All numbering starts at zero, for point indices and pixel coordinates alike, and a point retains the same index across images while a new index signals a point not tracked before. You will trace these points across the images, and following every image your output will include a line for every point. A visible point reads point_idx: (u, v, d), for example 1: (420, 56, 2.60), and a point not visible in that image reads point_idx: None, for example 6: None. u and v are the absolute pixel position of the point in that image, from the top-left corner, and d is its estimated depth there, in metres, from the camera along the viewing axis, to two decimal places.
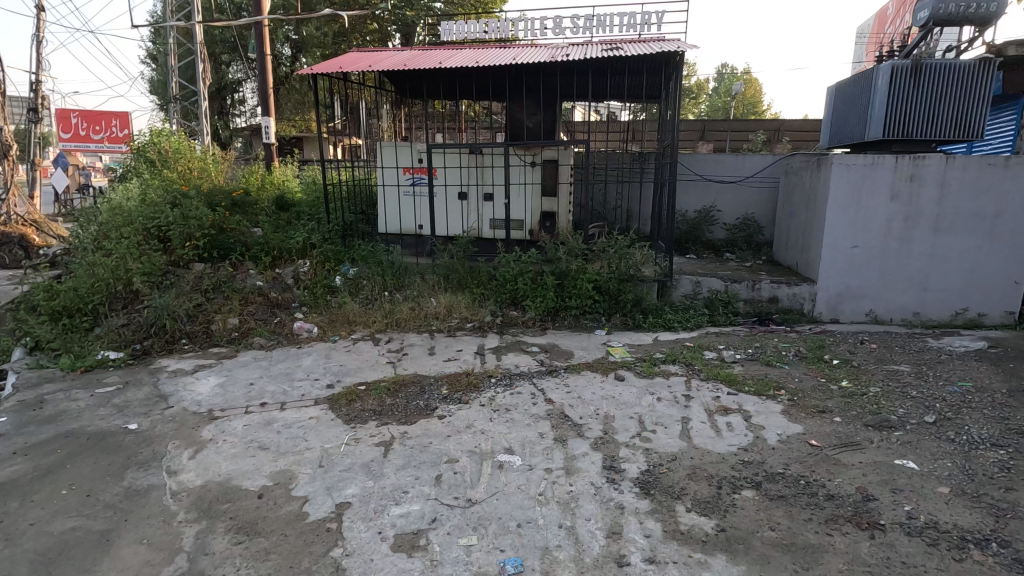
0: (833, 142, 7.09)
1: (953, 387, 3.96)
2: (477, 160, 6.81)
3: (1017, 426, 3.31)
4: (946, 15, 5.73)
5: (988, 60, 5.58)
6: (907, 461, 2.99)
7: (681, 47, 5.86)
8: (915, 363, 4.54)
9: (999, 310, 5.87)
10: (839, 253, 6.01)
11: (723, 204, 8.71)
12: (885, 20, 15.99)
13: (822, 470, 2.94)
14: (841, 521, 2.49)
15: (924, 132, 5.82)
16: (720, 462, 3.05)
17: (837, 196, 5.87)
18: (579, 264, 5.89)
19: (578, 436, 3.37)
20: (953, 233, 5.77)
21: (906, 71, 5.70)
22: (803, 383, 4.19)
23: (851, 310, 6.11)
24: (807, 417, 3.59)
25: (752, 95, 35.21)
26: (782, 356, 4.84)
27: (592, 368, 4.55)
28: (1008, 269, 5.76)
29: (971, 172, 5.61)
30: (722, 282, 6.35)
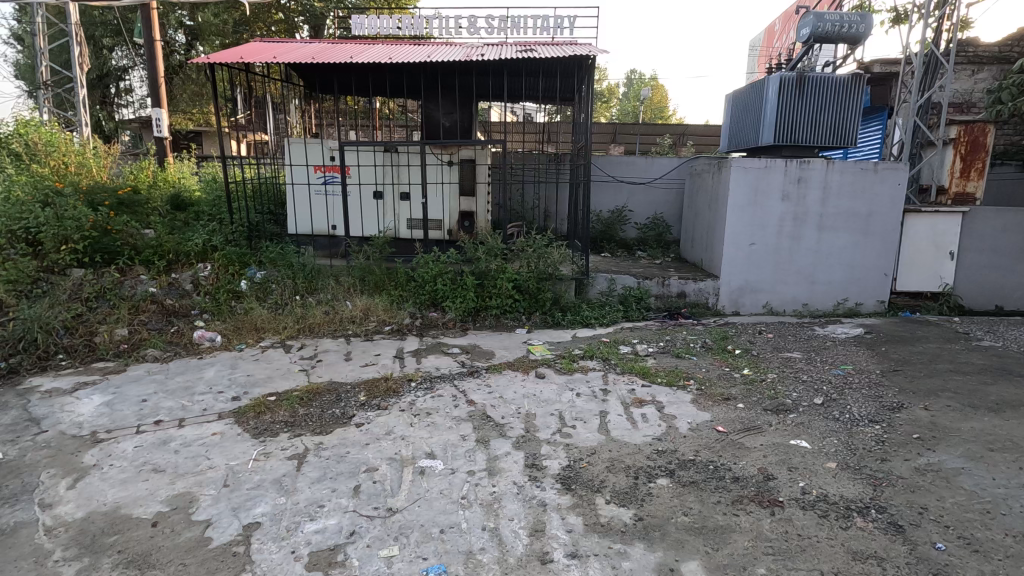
0: (731, 146, 7.60)
1: (837, 370, 4.37)
2: (393, 159, 6.63)
3: (889, 403, 3.71)
4: (823, 33, 6.32)
5: (859, 74, 6.22)
6: (800, 441, 3.26)
7: (592, 52, 6.02)
8: (805, 350, 4.97)
9: (873, 300, 6.56)
10: (739, 250, 6.45)
11: (634, 204, 9.06)
12: (774, 34, 17.45)
13: (729, 454, 3.13)
14: (746, 501, 2.66)
15: (809, 138, 6.39)
16: (636, 453, 3.17)
17: (736, 197, 6.30)
18: (499, 263, 5.90)
19: (500, 436, 3.38)
20: (835, 231, 6.38)
21: (792, 82, 6.22)
22: (709, 373, 4.46)
23: (750, 303, 6.59)
24: (714, 404, 3.82)
25: (658, 101, 37.20)
26: (691, 347, 5.13)
27: (513, 367, 4.58)
28: (880, 262, 6.45)
29: (848, 175, 6.23)
30: (634, 279, 6.60)
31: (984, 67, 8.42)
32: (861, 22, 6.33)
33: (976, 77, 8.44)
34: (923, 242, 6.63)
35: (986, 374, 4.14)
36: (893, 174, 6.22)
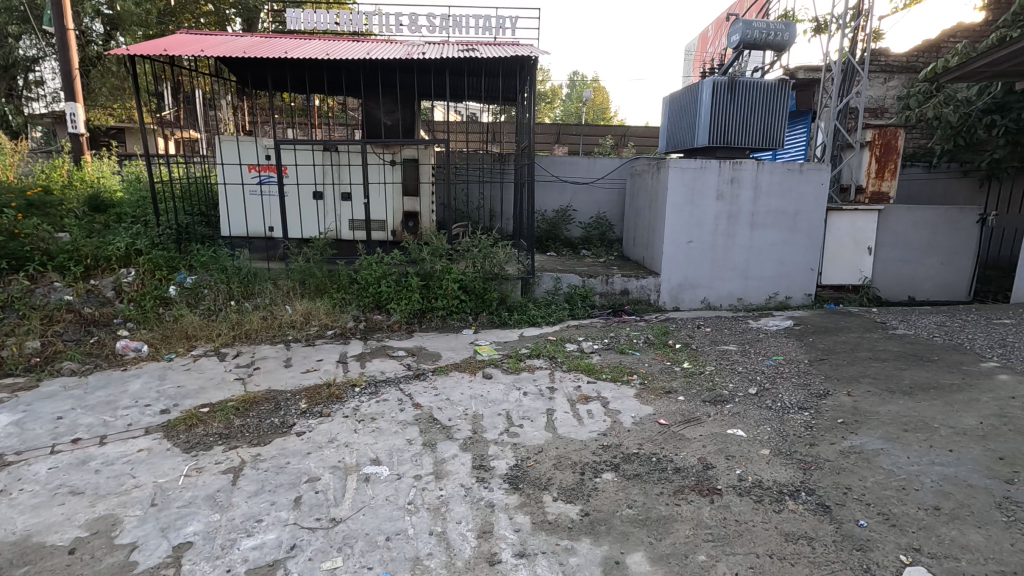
0: (669, 147, 7.85)
1: (769, 361, 4.60)
2: (332, 158, 6.45)
3: (817, 390, 3.94)
4: (751, 40, 6.63)
5: (784, 80, 6.57)
6: (737, 430, 3.40)
7: (533, 53, 6.06)
8: (740, 342, 5.20)
9: (801, 293, 6.94)
10: (678, 247, 6.66)
11: (578, 203, 9.19)
12: (707, 40, 18.16)
13: (670, 446, 3.23)
14: (687, 491, 2.75)
15: (741, 139, 6.69)
16: (582, 449, 3.22)
17: (674, 197, 6.51)
18: (444, 264, 5.85)
19: (446, 439, 3.34)
20: (765, 229, 6.71)
21: (725, 87, 6.50)
22: (651, 367, 4.59)
23: (689, 298, 6.82)
24: (656, 398, 3.93)
25: (601, 102, 38.00)
26: (633, 343, 5.26)
27: (460, 369, 4.54)
28: (806, 258, 6.84)
29: (776, 175, 6.57)
30: (579, 277, 6.69)
31: (894, 75, 9.08)
32: (785, 30, 6.69)
33: (888, 85, 9.09)
34: (845, 238, 7.09)
35: (900, 360, 4.46)
36: (816, 174, 6.61)
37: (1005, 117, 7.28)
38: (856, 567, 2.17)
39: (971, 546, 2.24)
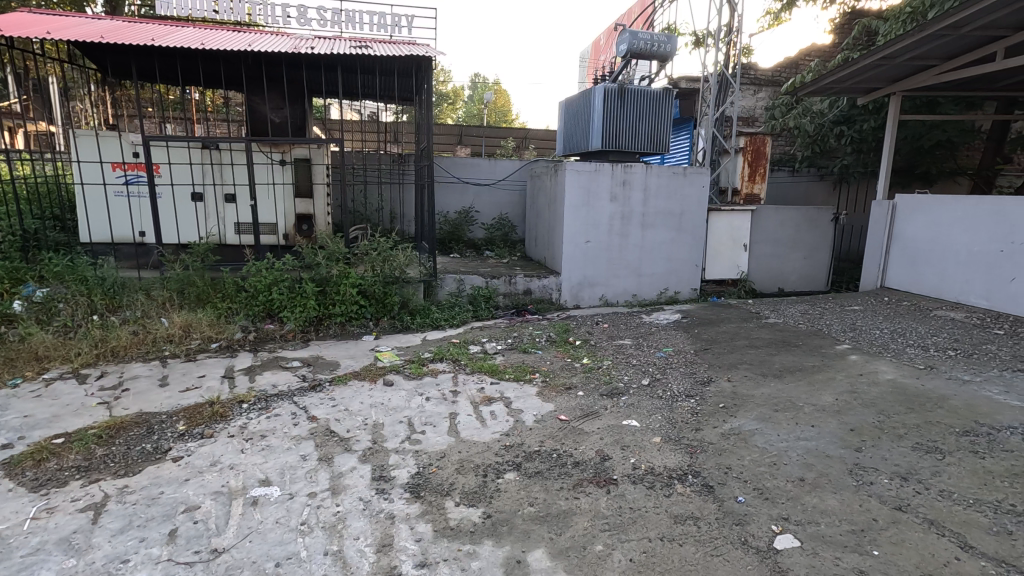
0: (566, 151, 8.10)
1: (660, 353, 4.89)
2: (213, 157, 5.97)
3: (702, 378, 4.24)
4: (637, 51, 7.03)
5: (668, 89, 7.02)
6: (631, 421, 3.57)
7: (430, 53, 5.99)
8: (635, 337, 5.48)
9: (688, 288, 7.46)
10: (577, 246, 6.89)
11: (480, 205, 9.22)
12: (600, 48, 19.02)
13: (569, 441, 3.32)
14: (585, 483, 2.84)
15: (632, 143, 7.05)
16: (485, 451, 3.22)
17: (571, 199, 6.73)
18: (342, 268, 5.61)
19: (344, 451, 3.20)
20: (655, 228, 7.13)
21: (615, 94, 6.83)
22: (553, 365, 4.70)
23: (588, 296, 7.09)
24: (557, 395, 4.03)
25: (502, 105, 38.44)
26: (536, 342, 5.36)
27: (359, 377, 4.37)
28: (691, 255, 7.36)
29: (663, 178, 7.00)
30: (482, 278, 6.71)
31: (762, 88, 10.03)
32: (668, 43, 7.14)
33: (757, 96, 10.03)
34: (723, 236, 7.73)
35: (771, 346, 4.92)
36: (698, 178, 7.13)
37: (851, 128, 8.29)
38: (735, 541, 2.35)
39: (829, 510, 2.50)
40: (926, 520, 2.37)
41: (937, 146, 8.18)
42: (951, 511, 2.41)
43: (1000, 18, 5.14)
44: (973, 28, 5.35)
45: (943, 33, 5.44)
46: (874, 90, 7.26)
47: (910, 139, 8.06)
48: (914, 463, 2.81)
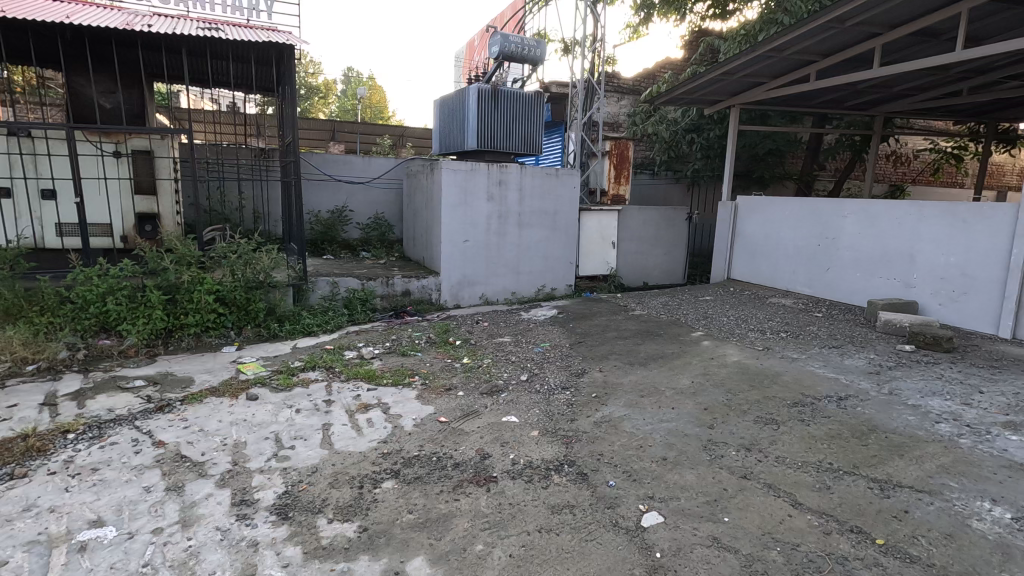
0: (441, 150, 8.03)
1: (537, 348, 5.03)
2: (23, 145, 5.07)
3: (576, 370, 4.42)
4: (509, 53, 7.17)
5: (539, 94, 7.28)
6: (510, 417, 3.62)
7: (291, 41, 5.60)
8: (514, 333, 5.59)
9: (563, 284, 7.77)
10: (455, 246, 6.87)
11: (354, 204, 8.81)
12: (475, 49, 19.25)
13: (450, 443, 3.28)
14: (465, 484, 2.82)
15: (507, 144, 7.19)
16: (361, 461, 3.07)
17: (448, 198, 6.69)
18: (194, 273, 5.04)
19: (198, 477, 2.87)
20: (531, 228, 7.34)
21: (489, 95, 6.91)
22: (433, 366, 4.64)
23: (468, 295, 7.09)
24: (438, 397, 3.97)
25: (378, 101, 37.30)
26: (416, 344, 5.25)
27: (218, 393, 3.96)
28: (565, 253, 7.68)
29: (537, 179, 7.23)
30: (358, 280, 6.42)
31: (625, 96, 10.76)
32: (537, 47, 7.37)
33: (621, 104, 10.74)
34: (593, 234, 8.19)
35: (638, 336, 5.29)
36: (569, 179, 7.46)
37: (700, 136, 9.17)
38: (608, 524, 2.47)
39: (687, 485, 2.72)
40: (765, 485, 2.67)
41: (768, 154, 9.34)
42: (784, 475, 2.74)
43: (813, 44, 5.97)
44: (792, 52, 6.17)
45: (770, 54, 6.20)
46: (717, 102, 8.09)
47: (748, 147, 9.11)
48: (755, 435, 3.16)
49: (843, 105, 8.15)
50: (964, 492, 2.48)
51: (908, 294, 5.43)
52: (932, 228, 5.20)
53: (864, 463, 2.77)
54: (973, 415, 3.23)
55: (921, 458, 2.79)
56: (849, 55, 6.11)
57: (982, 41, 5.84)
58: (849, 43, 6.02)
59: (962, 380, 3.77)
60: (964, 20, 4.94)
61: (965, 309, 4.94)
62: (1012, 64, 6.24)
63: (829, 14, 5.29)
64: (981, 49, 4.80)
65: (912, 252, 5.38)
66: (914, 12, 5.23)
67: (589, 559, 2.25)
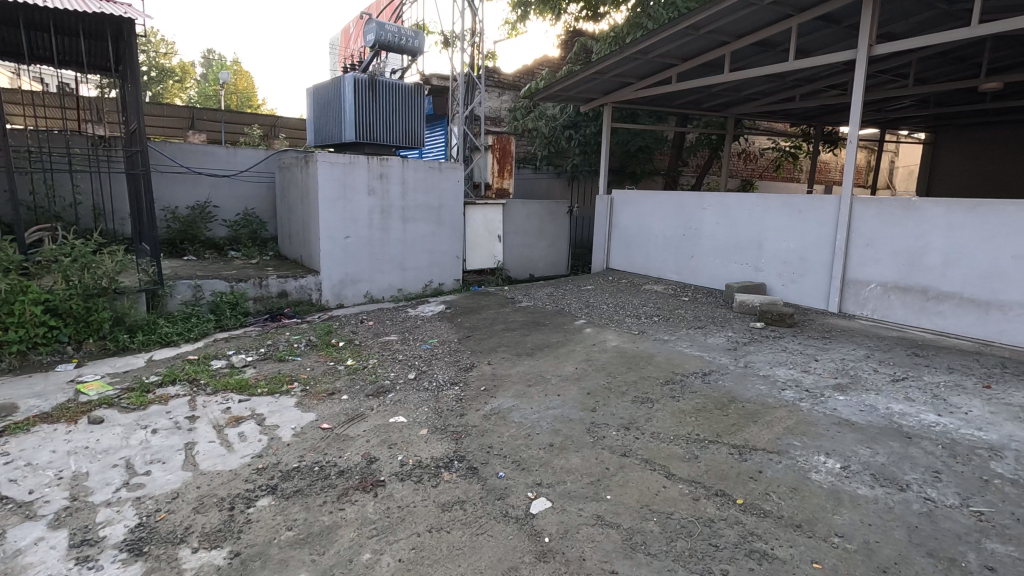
0: (313, 140, 7.55)
1: (425, 345, 4.95)
2: None
3: (465, 365, 4.41)
4: (386, 43, 6.92)
5: (419, 86, 7.17)
6: (398, 417, 3.52)
7: (130, 15, 4.94)
8: (401, 331, 5.45)
9: (451, 279, 7.72)
10: (336, 243, 6.54)
11: (219, 199, 8.04)
12: (350, 36, 18.46)
13: (333, 449, 3.12)
14: (351, 492, 2.69)
15: (386, 136, 6.96)
16: (233, 479, 2.81)
17: (326, 193, 6.34)
18: (15, 281, 4.31)
19: (24, 520, 2.44)
20: (416, 222, 7.20)
21: (365, 85, 6.65)
22: (314, 370, 4.38)
23: (352, 294, 6.79)
24: (319, 402, 3.75)
25: (245, 87, 34.43)
26: (295, 348, 4.93)
27: (52, 419, 3.41)
28: (452, 247, 7.64)
29: (419, 172, 7.10)
30: (226, 282, 5.87)
31: (506, 91, 10.91)
32: (415, 38, 7.21)
33: (502, 99, 10.87)
34: (479, 228, 8.23)
35: (524, 327, 5.40)
36: (452, 172, 7.41)
37: (578, 132, 9.57)
38: (498, 515, 2.48)
39: (572, 468, 2.82)
40: (642, 460, 2.84)
41: (639, 151, 9.98)
42: (658, 449, 2.94)
43: (673, 48, 6.45)
44: (656, 55, 6.62)
45: (636, 56, 6.60)
46: (592, 100, 8.47)
47: (621, 143, 9.67)
48: (633, 413, 3.37)
49: (701, 107, 8.92)
50: (805, 448, 2.83)
51: (757, 277, 6.09)
52: (775, 218, 5.87)
53: (725, 431, 3.06)
54: (810, 380, 3.70)
55: (771, 422, 3.13)
56: (704, 61, 6.68)
57: (809, 53, 6.68)
58: (704, 50, 6.59)
59: (801, 351, 4.30)
60: (794, 33, 5.60)
61: (803, 288, 5.65)
62: (833, 75, 7.21)
63: (686, 21, 5.75)
64: (808, 60, 5.47)
65: (760, 239, 6.03)
66: (755, 24, 5.84)
67: (479, 553, 2.25)
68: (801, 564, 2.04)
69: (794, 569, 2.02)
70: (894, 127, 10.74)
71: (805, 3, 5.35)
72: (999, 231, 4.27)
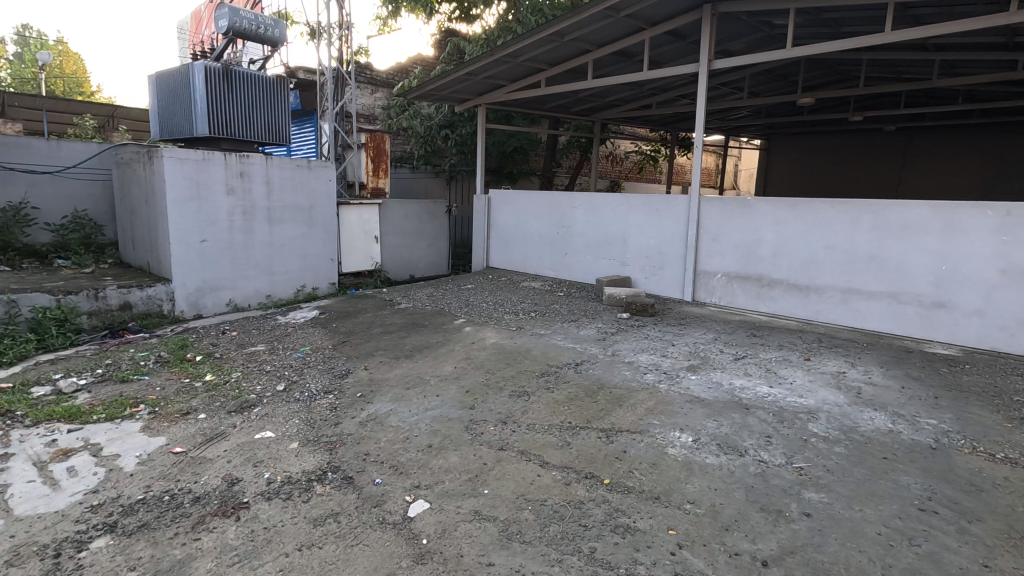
0: (155, 132, 6.73)
1: (297, 354, 4.67)
2: None
3: (340, 372, 4.22)
4: (242, 29, 6.37)
5: (281, 78, 6.72)
6: (264, 432, 3.28)
7: None
8: (269, 340, 5.08)
9: (326, 283, 7.36)
10: (190, 248, 5.93)
11: (40, 199, 6.82)
12: (202, 21, 16.83)
13: (188, 475, 2.83)
14: (208, 519, 2.46)
15: (245, 131, 6.45)
16: (59, 522, 2.43)
17: (176, 192, 5.72)
18: None
19: None
20: (284, 224, 6.76)
21: (218, 74, 6.07)
22: (165, 390, 3.93)
23: (212, 303, 6.20)
24: (171, 425, 3.38)
25: (73, 71, 29.97)
26: (141, 366, 4.38)
27: None
28: (325, 249, 7.28)
29: (286, 171, 6.68)
30: (50, 295, 5.06)
31: (379, 89, 10.62)
32: (275, 27, 6.75)
33: (375, 96, 10.56)
34: (355, 229, 7.92)
35: (403, 329, 5.30)
36: (323, 171, 7.06)
37: (454, 132, 9.61)
38: (373, 523, 2.41)
39: (450, 467, 2.82)
40: (518, 452, 2.92)
41: (515, 151, 10.23)
42: (533, 439, 3.04)
43: (540, 53, 6.70)
44: (525, 59, 6.83)
45: (506, 58, 6.76)
46: (466, 101, 8.53)
47: (498, 144, 9.85)
48: (510, 407, 3.45)
49: (571, 111, 9.37)
50: (663, 426, 3.09)
51: (624, 271, 6.53)
52: (637, 217, 6.33)
53: (595, 417, 3.24)
54: (668, 364, 4.05)
55: (635, 405, 3.38)
56: (569, 67, 7.02)
57: (661, 65, 7.29)
58: (570, 56, 6.93)
59: (661, 337, 4.69)
60: (647, 46, 6.09)
61: (662, 280, 6.16)
62: (682, 86, 7.94)
63: (550, 28, 6.00)
64: (659, 71, 5.97)
65: (624, 236, 6.48)
66: (613, 35, 6.26)
67: (354, 565, 2.16)
68: (658, 532, 2.23)
69: (653, 537, 2.20)
70: (736, 134, 12.08)
71: (654, 18, 5.83)
72: (814, 225, 4.98)
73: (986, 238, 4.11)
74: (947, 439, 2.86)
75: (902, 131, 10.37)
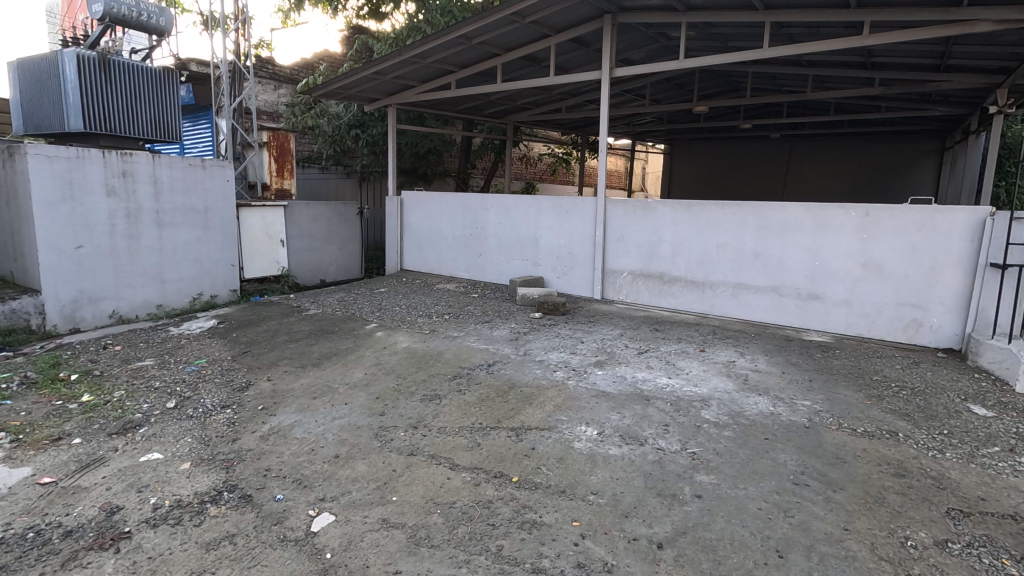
0: (15, 125, 5.98)
1: (190, 367, 4.35)
2: None
3: (239, 384, 3.98)
4: (120, 16, 5.81)
5: (170, 71, 6.21)
6: (151, 454, 3.03)
7: None
8: (158, 354, 4.70)
9: (225, 290, 6.90)
10: (64, 254, 5.35)
11: None
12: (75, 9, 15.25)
13: (59, 507, 2.55)
14: (82, 554, 2.23)
15: (127, 126, 5.90)
16: None
17: (43, 193, 5.13)
18: None
19: None
20: (176, 227, 6.27)
21: (95, 63, 5.51)
22: (32, 414, 3.52)
23: (92, 315, 5.62)
24: (39, 453, 3.03)
25: None
26: (2, 389, 3.89)
27: None
28: (223, 254, 6.83)
29: (176, 171, 6.20)
30: None
31: (282, 85, 10.13)
32: (161, 16, 6.22)
33: (278, 92, 10.06)
34: (258, 232, 7.50)
35: (311, 336, 5.09)
36: (220, 171, 6.62)
37: (364, 132, 9.38)
38: (274, 541, 2.30)
39: (358, 477, 2.75)
40: (429, 456, 2.90)
41: (428, 152, 10.13)
42: (443, 443, 3.03)
43: (448, 55, 6.69)
44: (433, 60, 6.79)
45: (415, 59, 6.69)
46: (375, 100, 8.33)
47: (410, 145, 9.71)
48: (421, 412, 3.41)
49: (483, 113, 9.43)
50: (569, 421, 3.20)
51: (536, 271, 6.66)
52: (547, 218, 6.49)
53: (504, 417, 3.29)
54: (576, 361, 4.18)
55: (543, 402, 3.46)
56: (478, 70, 7.06)
57: (568, 71, 7.53)
58: (479, 59, 6.97)
59: (570, 335, 4.84)
60: (552, 52, 6.25)
61: (573, 279, 6.35)
62: (589, 92, 8.24)
63: (458, 31, 6.00)
64: (564, 77, 6.16)
65: (536, 237, 6.61)
66: (520, 40, 6.37)
67: None
68: (563, 525, 2.30)
69: (558, 531, 2.26)
70: (642, 139, 12.70)
71: (558, 26, 6.00)
72: (707, 226, 5.35)
73: (850, 236, 4.60)
74: (818, 418, 3.18)
75: (785, 139, 11.41)
